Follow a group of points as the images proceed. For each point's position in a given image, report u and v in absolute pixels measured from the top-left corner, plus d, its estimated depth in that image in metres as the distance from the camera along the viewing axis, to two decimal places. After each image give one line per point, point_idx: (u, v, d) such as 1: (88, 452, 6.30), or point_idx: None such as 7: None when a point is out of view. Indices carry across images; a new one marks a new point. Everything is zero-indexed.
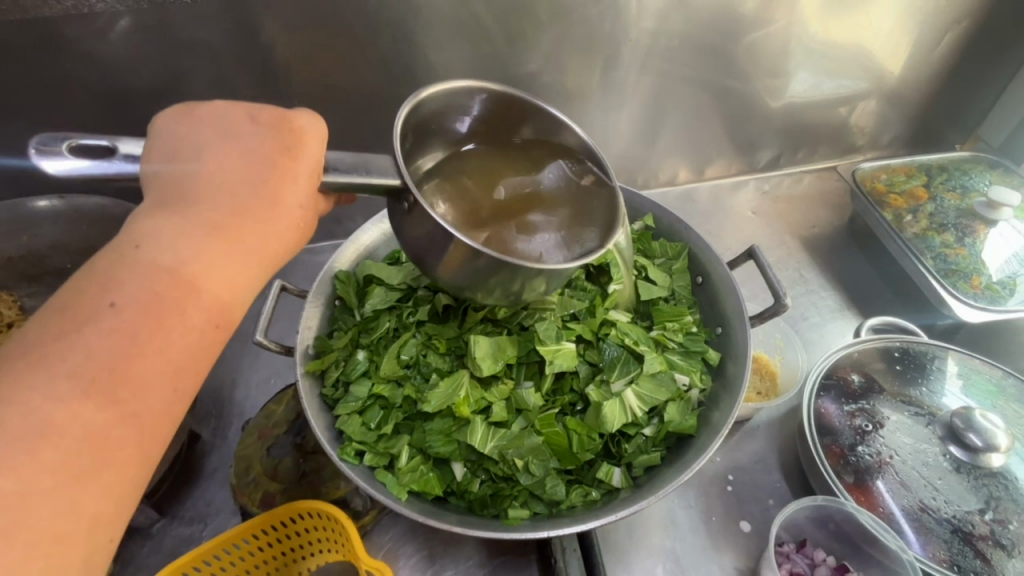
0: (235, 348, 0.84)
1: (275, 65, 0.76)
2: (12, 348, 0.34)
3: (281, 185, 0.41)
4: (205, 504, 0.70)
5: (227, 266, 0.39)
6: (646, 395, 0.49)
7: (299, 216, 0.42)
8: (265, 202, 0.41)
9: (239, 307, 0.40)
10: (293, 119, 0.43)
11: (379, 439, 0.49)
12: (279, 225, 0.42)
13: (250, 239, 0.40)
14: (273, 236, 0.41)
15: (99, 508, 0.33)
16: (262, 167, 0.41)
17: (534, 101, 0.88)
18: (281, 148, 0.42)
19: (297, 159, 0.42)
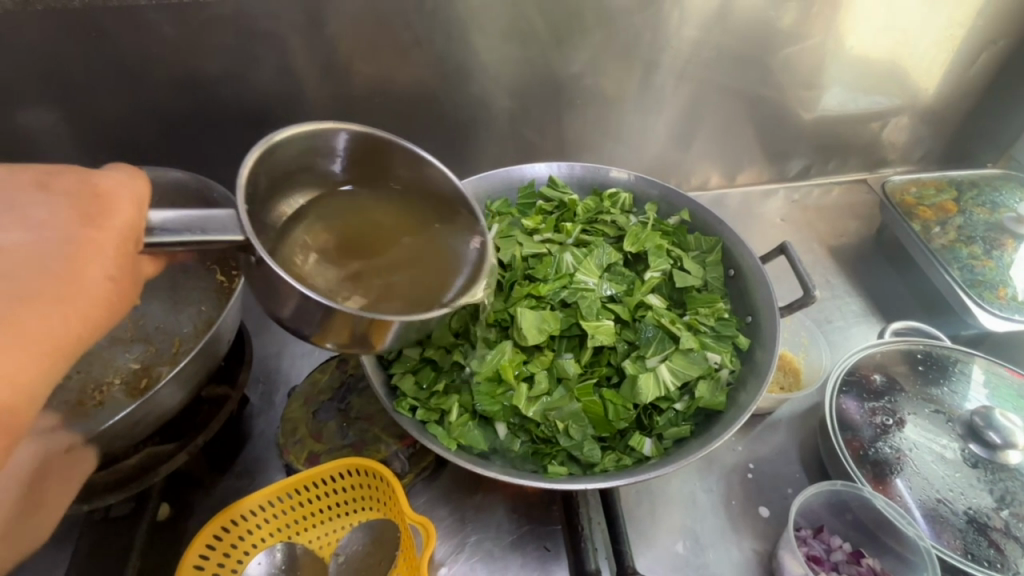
0: (282, 321, 0.90)
1: (337, 57, 0.81)
2: None
3: (86, 259, 0.40)
4: (252, 461, 0.74)
5: (12, 351, 0.34)
6: (679, 372, 0.53)
7: (107, 290, 0.40)
8: (61, 275, 0.38)
9: (30, 402, 0.35)
10: (97, 186, 0.43)
11: (430, 396, 0.53)
12: (80, 299, 0.39)
13: (40, 321, 0.36)
14: (76, 310, 0.38)
15: None
16: (56, 241, 0.40)
17: (574, 103, 0.93)
18: (91, 216, 0.41)
19: (98, 228, 0.41)
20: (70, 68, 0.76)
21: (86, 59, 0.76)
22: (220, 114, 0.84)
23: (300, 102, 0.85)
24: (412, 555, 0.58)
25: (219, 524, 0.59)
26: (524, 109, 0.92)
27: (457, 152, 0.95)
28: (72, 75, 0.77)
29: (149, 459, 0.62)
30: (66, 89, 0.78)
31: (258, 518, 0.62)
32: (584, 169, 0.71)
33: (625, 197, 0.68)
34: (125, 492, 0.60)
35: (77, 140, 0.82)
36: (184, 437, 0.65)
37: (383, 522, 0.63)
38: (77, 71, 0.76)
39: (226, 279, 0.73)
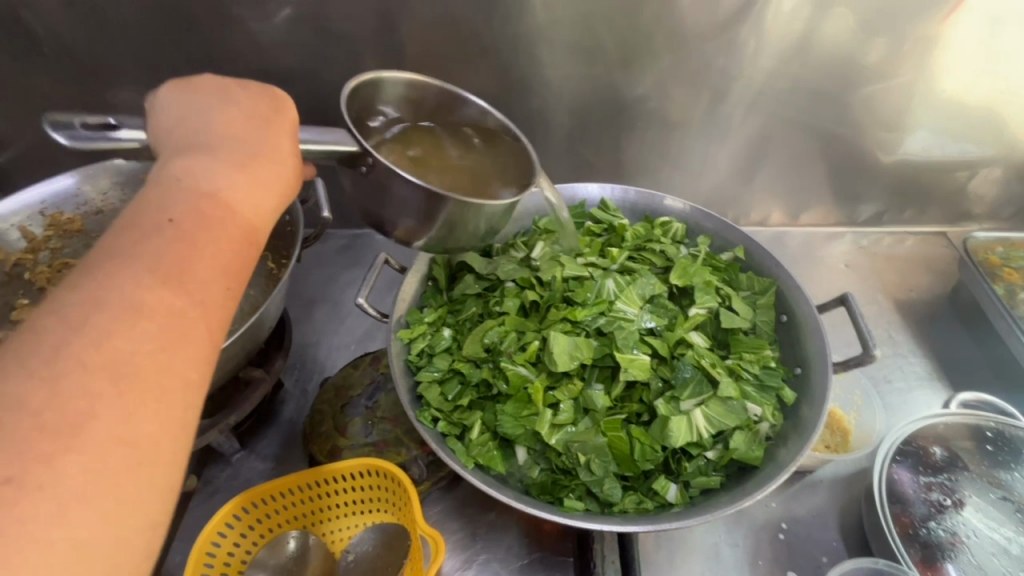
0: (323, 312, 0.92)
1: (404, 62, 0.83)
2: (70, 276, 0.32)
3: (280, 133, 0.42)
4: (277, 446, 0.76)
5: (257, 189, 0.39)
6: (714, 419, 0.50)
7: (295, 157, 0.43)
8: (269, 144, 0.41)
9: (264, 235, 0.40)
10: (275, 86, 0.45)
11: (453, 410, 0.52)
12: (286, 161, 0.42)
13: (269, 173, 0.40)
14: (284, 170, 0.41)
15: (166, 432, 0.30)
16: (261, 118, 0.42)
17: (635, 124, 0.91)
18: (273, 107, 0.44)
19: (285, 116, 0.44)
20: (159, 57, 0.81)
21: (175, 47, 0.81)
22: None
23: None
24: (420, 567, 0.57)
25: (238, 505, 0.60)
26: (583, 127, 0.91)
27: None
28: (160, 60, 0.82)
29: None
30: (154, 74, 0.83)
31: (276, 503, 0.63)
32: (638, 194, 0.70)
33: (677, 227, 0.66)
34: None
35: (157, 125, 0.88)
36: (216, 415, 0.66)
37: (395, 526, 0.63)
38: (164, 61, 0.82)
39: (276, 266, 0.75)
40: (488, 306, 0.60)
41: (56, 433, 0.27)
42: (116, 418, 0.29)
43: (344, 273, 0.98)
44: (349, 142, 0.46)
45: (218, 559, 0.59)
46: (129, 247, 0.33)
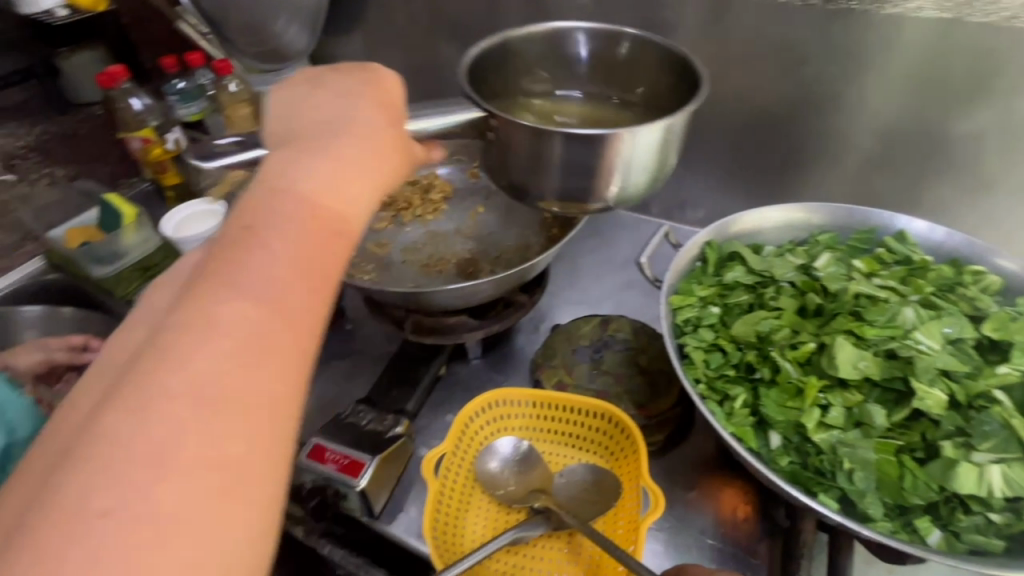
0: (561, 269, 1.02)
1: (717, 60, 0.88)
2: (192, 281, 0.36)
3: (387, 133, 0.46)
4: (507, 365, 0.87)
5: (361, 178, 0.42)
6: (1016, 483, 0.45)
7: (394, 146, 0.46)
8: (377, 142, 0.45)
9: (358, 221, 0.42)
10: (372, 80, 0.48)
11: (716, 378, 0.56)
12: (388, 150, 0.45)
13: (378, 165, 0.44)
14: (388, 162, 0.45)
15: (261, 403, 0.32)
16: (361, 117, 0.45)
17: (943, 165, 0.84)
18: (381, 103, 0.47)
19: (387, 115, 0.47)
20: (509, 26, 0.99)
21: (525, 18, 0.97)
22: None
23: None
24: (637, 514, 0.64)
25: (496, 396, 0.72)
26: (882, 155, 0.87)
27: (782, 176, 0.95)
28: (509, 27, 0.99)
29: (459, 325, 0.78)
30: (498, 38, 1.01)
31: (523, 409, 0.74)
32: (954, 235, 0.65)
33: (994, 280, 0.61)
34: (437, 340, 0.76)
35: None
36: (485, 321, 0.79)
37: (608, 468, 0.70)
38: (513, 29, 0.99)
39: (550, 217, 0.88)
40: (759, 299, 0.63)
41: (154, 460, 0.28)
42: (228, 386, 0.32)
43: (584, 241, 1.07)
44: (469, 110, 0.54)
45: (471, 431, 0.72)
46: (228, 271, 0.35)
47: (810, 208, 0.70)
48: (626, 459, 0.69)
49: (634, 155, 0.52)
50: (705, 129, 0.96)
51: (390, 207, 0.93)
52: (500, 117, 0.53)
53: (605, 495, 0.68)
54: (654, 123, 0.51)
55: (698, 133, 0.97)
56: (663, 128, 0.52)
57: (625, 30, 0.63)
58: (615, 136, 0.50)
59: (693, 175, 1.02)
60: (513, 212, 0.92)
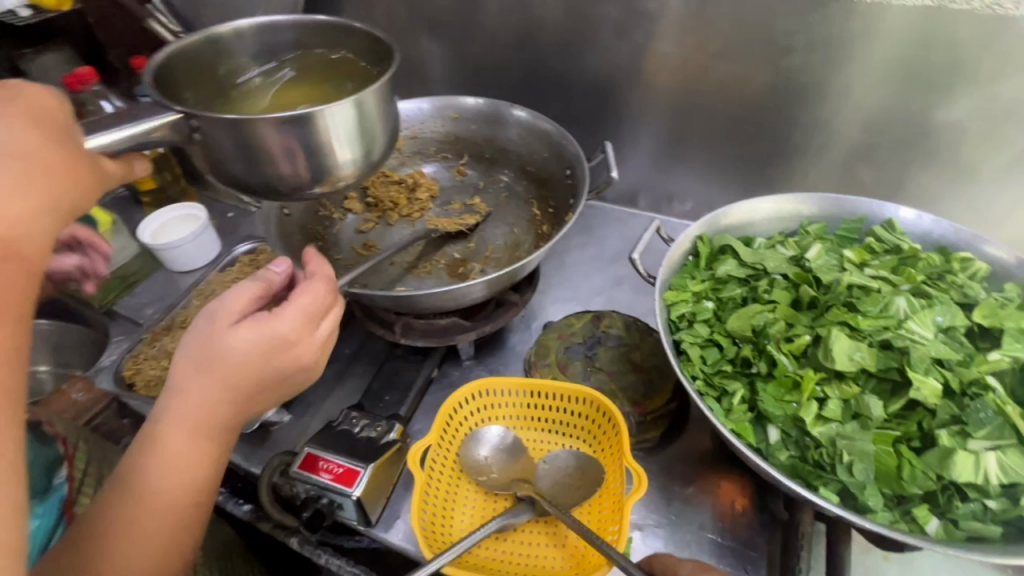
0: (552, 265, 1.02)
1: (701, 52, 0.88)
2: None
3: (57, 148, 0.38)
4: (501, 364, 0.86)
5: (33, 190, 0.35)
6: (1012, 469, 0.46)
7: (78, 159, 0.39)
8: (41, 154, 0.37)
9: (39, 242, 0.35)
10: (23, 91, 0.39)
11: (713, 374, 0.56)
12: (70, 162, 0.38)
13: (61, 176, 0.37)
14: (73, 173, 0.38)
15: None
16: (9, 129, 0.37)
17: (927, 153, 0.85)
18: (31, 110, 0.39)
19: (51, 127, 0.39)
20: (491, 22, 0.99)
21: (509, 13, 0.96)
22: (576, 79, 0.99)
23: (643, 85, 0.95)
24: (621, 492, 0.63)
25: (475, 389, 0.72)
26: (867, 145, 0.87)
27: (768, 168, 0.96)
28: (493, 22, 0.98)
29: (450, 327, 0.77)
30: (482, 33, 1.01)
31: (505, 399, 0.74)
32: (943, 223, 0.65)
33: (982, 267, 0.61)
34: (428, 343, 0.75)
35: (470, 75, 1.08)
36: (476, 322, 0.78)
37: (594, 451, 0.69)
38: (495, 26, 0.99)
39: (540, 214, 0.87)
40: (753, 293, 0.63)
41: None
42: None
43: (574, 236, 1.07)
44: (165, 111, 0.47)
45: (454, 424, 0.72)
46: None
47: (800, 198, 0.69)
48: (609, 443, 0.68)
49: (340, 133, 0.50)
50: (690, 122, 0.96)
51: (376, 206, 0.91)
52: (202, 117, 0.47)
53: (589, 479, 0.67)
54: (345, 99, 0.49)
55: (683, 126, 0.97)
56: (355, 104, 0.50)
57: (318, 17, 0.59)
58: (314, 115, 0.47)
59: (679, 168, 1.02)
60: (501, 210, 0.91)
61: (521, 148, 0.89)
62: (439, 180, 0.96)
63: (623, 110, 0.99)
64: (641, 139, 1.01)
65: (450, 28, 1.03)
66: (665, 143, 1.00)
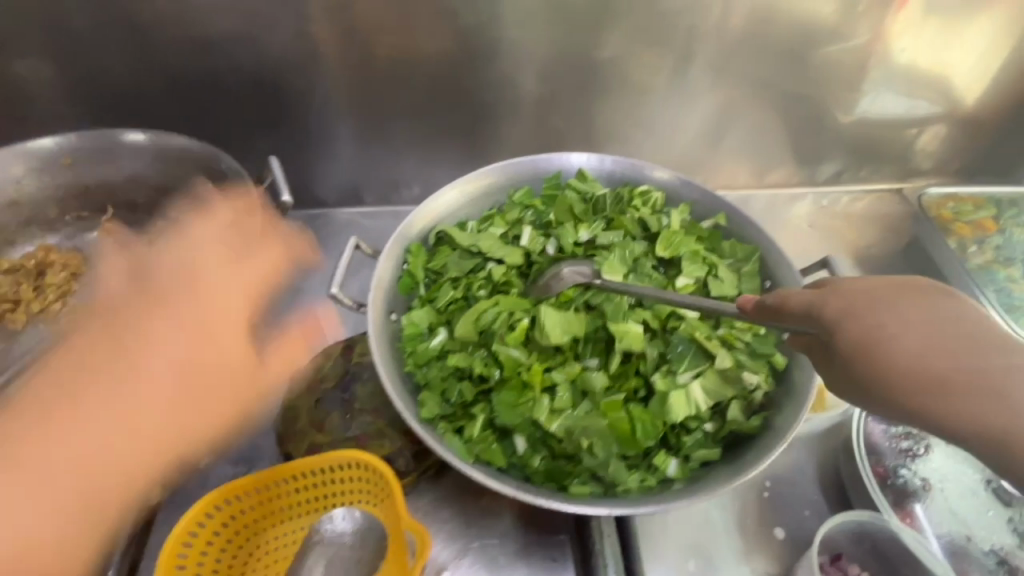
0: (286, 301, 0.86)
1: (356, 26, 0.79)
2: None
3: None
4: (247, 446, 0.70)
5: None
6: (712, 391, 0.49)
7: None
8: None
9: None
10: None
11: (448, 401, 0.51)
12: None
13: None
14: None
15: None
16: None
17: (604, 89, 0.89)
18: None
19: None
20: (87, 22, 0.75)
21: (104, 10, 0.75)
22: (232, 78, 0.82)
23: (313, 71, 0.82)
24: (403, 562, 0.55)
25: (201, 509, 0.56)
26: (552, 93, 0.89)
27: (475, 134, 0.92)
28: (90, 25, 0.76)
29: (142, 444, 0.59)
30: (82, 41, 0.77)
31: (250, 500, 0.60)
32: (618, 161, 0.67)
33: (658, 196, 0.65)
34: (115, 478, 0.57)
35: (89, 97, 0.82)
36: (181, 422, 0.61)
37: (371, 518, 0.60)
38: (93, 27, 0.76)
39: (230, 256, 0.70)
40: (470, 290, 0.59)
41: None
42: None
43: None
44: None
45: (190, 561, 0.56)
46: None
47: (494, 170, 0.66)
48: (382, 504, 0.59)
49: None
50: (380, 102, 0.87)
51: None
52: None
53: (373, 550, 0.59)
54: None
55: (375, 107, 0.87)
56: None
57: None
58: None
59: (391, 154, 0.93)
60: (180, 264, 0.72)
61: (176, 181, 0.70)
62: (83, 249, 0.72)
63: (303, 103, 0.86)
64: (338, 132, 0.89)
65: (29, 38, 0.76)
66: (365, 131, 0.90)
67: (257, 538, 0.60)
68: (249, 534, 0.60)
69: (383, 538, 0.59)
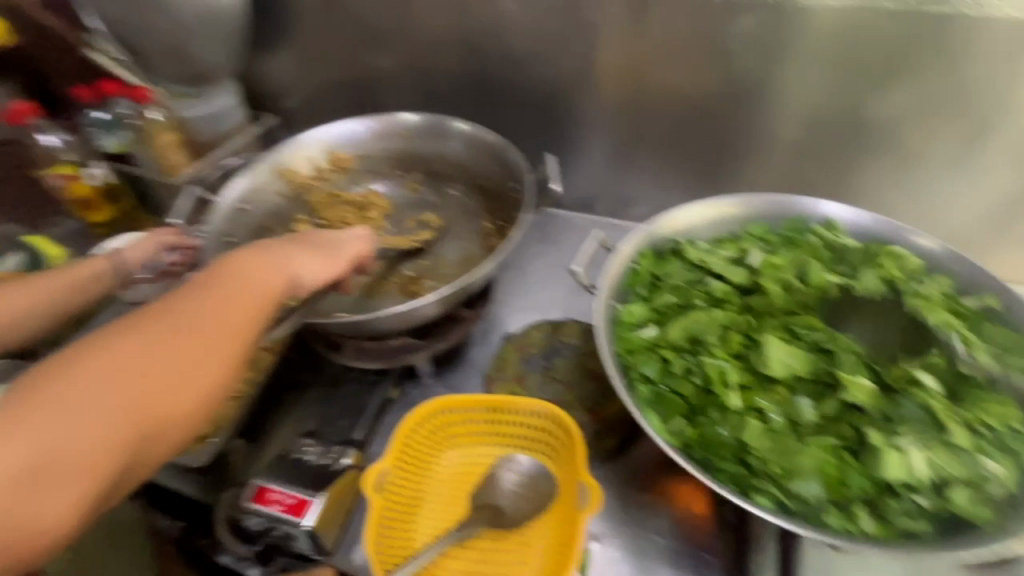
0: (512, 275, 1.01)
1: (640, 59, 0.90)
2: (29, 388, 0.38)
3: (234, 324, 0.48)
4: (460, 380, 0.85)
5: (196, 348, 0.45)
6: (939, 464, 0.47)
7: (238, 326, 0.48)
8: (221, 299, 0.49)
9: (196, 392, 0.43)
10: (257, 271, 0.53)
11: (653, 386, 0.57)
12: (230, 294, 0.50)
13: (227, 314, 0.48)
14: (217, 322, 0.47)
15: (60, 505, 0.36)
16: (207, 305, 0.48)
17: (870, 147, 0.86)
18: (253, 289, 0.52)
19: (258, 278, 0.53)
20: (438, 34, 0.99)
21: (452, 28, 0.98)
22: (524, 89, 1.00)
23: (590, 92, 0.96)
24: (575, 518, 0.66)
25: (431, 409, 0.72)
26: (810, 142, 0.88)
27: (717, 169, 0.97)
28: (439, 38, 1.00)
29: (402, 346, 0.78)
30: (429, 49, 1.02)
31: (461, 416, 0.74)
32: (875, 219, 0.66)
33: (914, 261, 0.61)
34: (380, 363, 0.76)
35: (418, 87, 1.07)
36: (430, 339, 0.79)
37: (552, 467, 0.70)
38: (441, 38, 1.00)
39: (492, 227, 0.87)
40: (690, 299, 0.64)
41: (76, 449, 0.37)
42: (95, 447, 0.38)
43: (534, 244, 1.07)
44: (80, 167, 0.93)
45: (411, 446, 0.71)
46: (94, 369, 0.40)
47: (739, 201, 0.70)
48: (564, 459, 0.69)
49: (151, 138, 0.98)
50: (638, 126, 0.97)
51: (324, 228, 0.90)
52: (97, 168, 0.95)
53: (547, 496, 0.68)
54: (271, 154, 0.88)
55: (632, 130, 0.98)
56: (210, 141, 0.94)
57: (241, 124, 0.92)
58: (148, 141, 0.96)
59: (632, 172, 1.03)
60: (455, 224, 0.90)
61: (470, 161, 0.88)
62: (392, 198, 0.95)
63: (572, 119, 1.00)
64: (593, 146, 1.02)
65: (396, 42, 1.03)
66: (616, 148, 1.01)
67: (457, 450, 0.74)
68: (452, 443, 0.74)
69: (557, 488, 0.69)
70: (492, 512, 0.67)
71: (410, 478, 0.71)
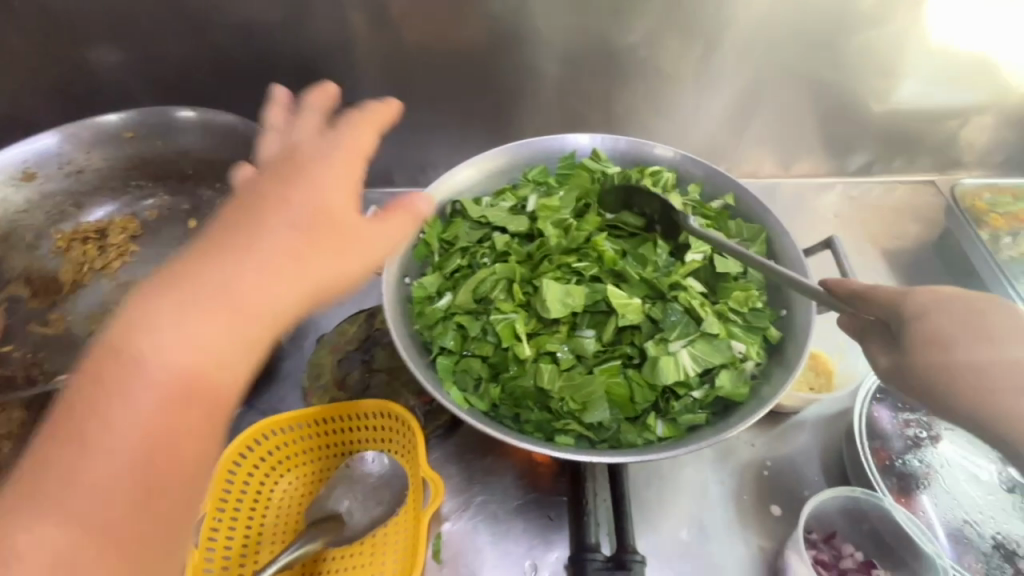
0: None
1: (389, 13, 0.83)
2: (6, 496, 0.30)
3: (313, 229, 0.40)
4: (275, 400, 0.76)
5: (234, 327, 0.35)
6: (700, 357, 0.52)
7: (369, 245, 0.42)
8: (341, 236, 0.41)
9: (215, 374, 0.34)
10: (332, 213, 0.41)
11: (452, 357, 0.55)
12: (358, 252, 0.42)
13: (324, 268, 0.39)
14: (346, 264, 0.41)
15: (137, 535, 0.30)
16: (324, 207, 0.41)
17: (626, 74, 0.91)
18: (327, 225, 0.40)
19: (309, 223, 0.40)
20: (148, 9, 0.83)
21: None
22: (274, 62, 0.89)
23: (348, 56, 0.88)
24: (417, 507, 0.60)
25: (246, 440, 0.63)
26: (575, 77, 0.91)
27: (500, 118, 0.96)
28: (151, 14, 0.84)
29: None
30: (144, 29, 0.85)
31: (282, 438, 0.65)
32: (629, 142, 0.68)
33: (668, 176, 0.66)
34: None
35: (149, 80, 0.90)
36: None
37: (397, 465, 0.65)
38: (153, 14, 0.83)
39: None
40: (476, 258, 0.62)
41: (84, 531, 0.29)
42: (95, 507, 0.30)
43: None
44: None
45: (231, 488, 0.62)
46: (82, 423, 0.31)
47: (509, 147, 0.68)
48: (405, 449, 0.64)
49: None
50: (411, 86, 0.91)
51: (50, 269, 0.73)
52: None
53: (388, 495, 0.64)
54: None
55: (405, 91, 0.92)
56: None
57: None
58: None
59: (419, 135, 0.98)
60: None
61: (220, 154, 0.76)
62: (140, 215, 0.80)
63: (338, 88, 0.91)
64: None
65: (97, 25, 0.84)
66: (394, 116, 0.94)
67: (292, 473, 0.67)
68: (286, 468, 0.67)
69: (404, 482, 0.64)
70: (333, 525, 0.61)
71: (240, 517, 0.63)
